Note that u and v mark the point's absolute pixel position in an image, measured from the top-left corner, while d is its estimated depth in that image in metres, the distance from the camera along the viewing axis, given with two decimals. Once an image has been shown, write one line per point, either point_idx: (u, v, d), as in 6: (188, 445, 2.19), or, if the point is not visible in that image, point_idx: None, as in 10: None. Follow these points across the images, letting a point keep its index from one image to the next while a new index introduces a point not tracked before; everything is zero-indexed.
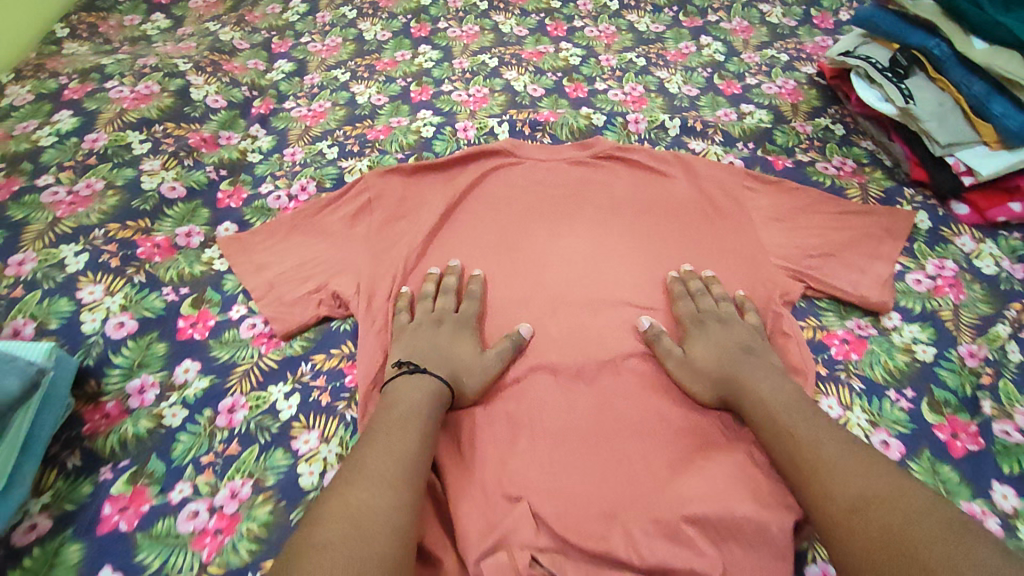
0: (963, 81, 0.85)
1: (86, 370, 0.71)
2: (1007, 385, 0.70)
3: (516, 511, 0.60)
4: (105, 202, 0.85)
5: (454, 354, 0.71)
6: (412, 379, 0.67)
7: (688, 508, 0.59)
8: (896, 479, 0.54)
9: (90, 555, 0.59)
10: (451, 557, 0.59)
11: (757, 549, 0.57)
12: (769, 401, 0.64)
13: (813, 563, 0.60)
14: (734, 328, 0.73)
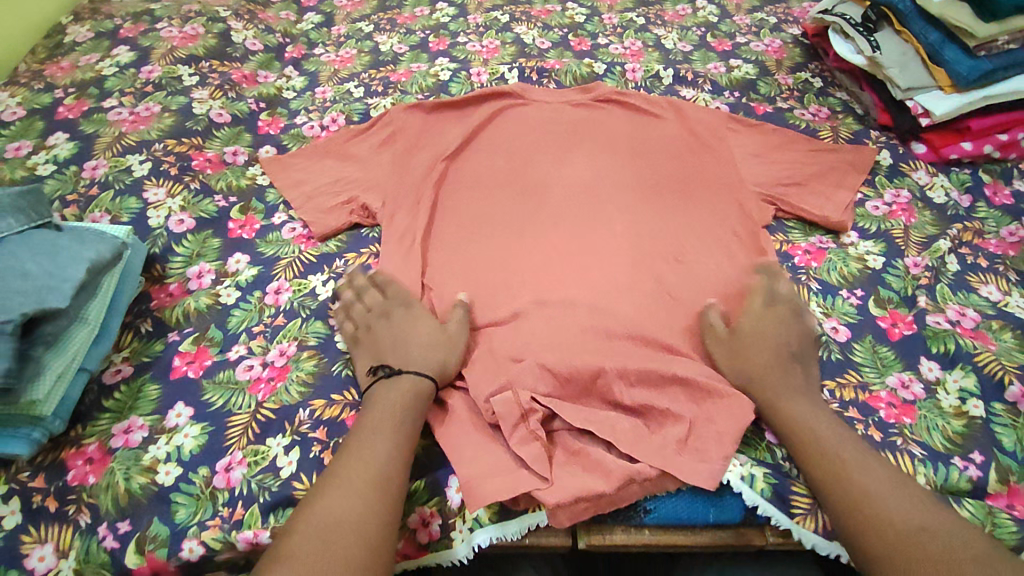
0: (922, 32, 0.96)
1: (153, 257, 0.83)
2: (943, 288, 0.82)
3: (520, 368, 0.71)
4: (162, 122, 0.96)
5: (428, 350, 0.72)
6: (392, 382, 0.68)
7: (666, 367, 0.70)
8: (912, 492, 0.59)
9: (165, 393, 0.71)
10: (464, 405, 0.71)
11: (726, 399, 0.67)
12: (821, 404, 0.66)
13: None
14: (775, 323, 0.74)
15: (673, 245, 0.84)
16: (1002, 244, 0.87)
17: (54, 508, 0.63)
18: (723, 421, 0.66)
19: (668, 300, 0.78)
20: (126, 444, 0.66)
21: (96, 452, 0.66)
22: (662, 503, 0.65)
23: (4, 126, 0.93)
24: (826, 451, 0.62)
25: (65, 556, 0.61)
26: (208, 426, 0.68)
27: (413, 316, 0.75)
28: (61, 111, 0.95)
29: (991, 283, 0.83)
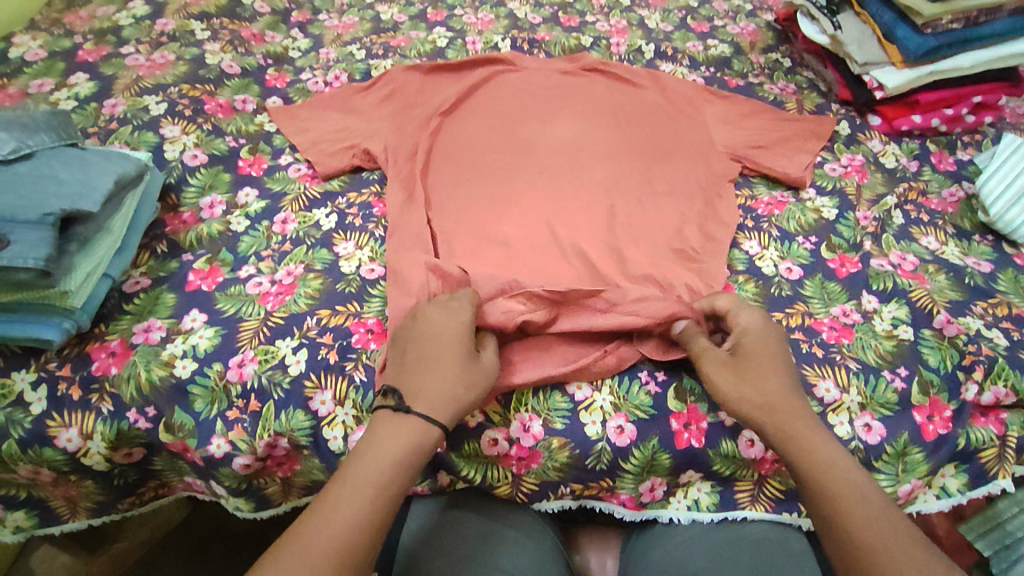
0: (877, 12, 1.06)
1: (168, 187, 0.89)
2: (888, 236, 0.91)
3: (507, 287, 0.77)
4: (177, 69, 1.03)
5: (448, 379, 0.63)
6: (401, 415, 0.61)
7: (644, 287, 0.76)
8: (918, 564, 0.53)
9: (181, 301, 0.77)
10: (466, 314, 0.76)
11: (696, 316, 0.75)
12: (823, 458, 0.60)
13: None
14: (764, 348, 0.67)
15: (649, 191, 0.91)
16: (943, 203, 0.97)
17: (78, 396, 0.68)
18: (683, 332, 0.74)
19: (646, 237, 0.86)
20: (146, 341, 0.72)
21: (118, 346, 0.72)
22: (636, 421, 0.71)
23: (27, 66, 1.00)
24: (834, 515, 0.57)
25: (91, 436, 0.68)
26: (221, 329, 0.74)
27: (435, 346, 0.65)
28: (81, 54, 1.03)
29: (931, 234, 0.92)
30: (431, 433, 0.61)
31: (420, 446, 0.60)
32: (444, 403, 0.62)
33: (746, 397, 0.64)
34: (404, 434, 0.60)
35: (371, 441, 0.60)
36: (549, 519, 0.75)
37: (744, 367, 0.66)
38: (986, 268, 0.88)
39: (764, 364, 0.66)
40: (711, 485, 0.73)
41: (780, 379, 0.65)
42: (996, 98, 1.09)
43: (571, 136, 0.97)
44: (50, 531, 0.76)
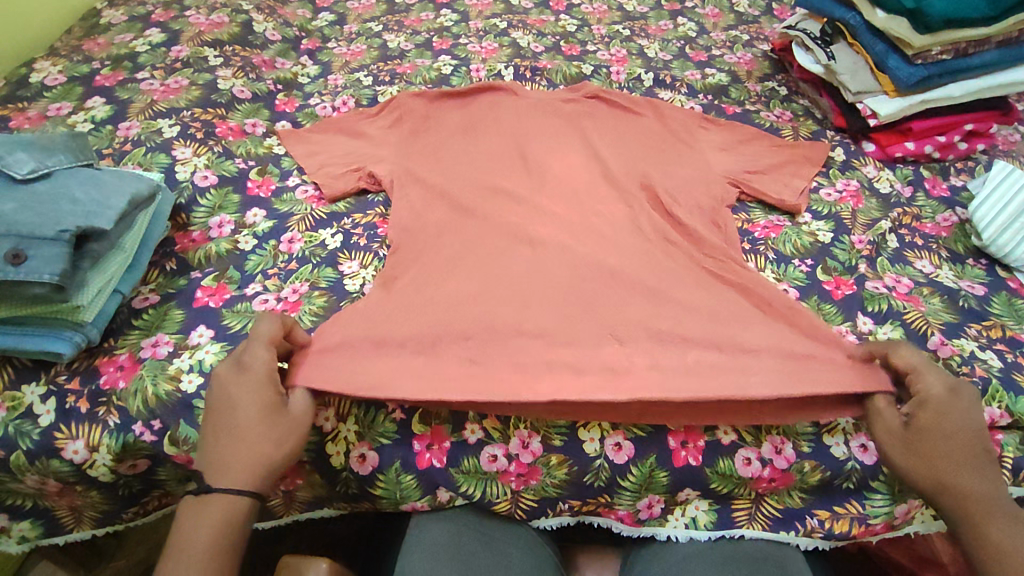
0: (869, 43, 1.09)
1: (179, 206, 0.91)
2: (882, 260, 0.93)
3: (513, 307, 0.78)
4: (190, 93, 1.06)
5: (251, 448, 0.62)
6: (205, 502, 0.61)
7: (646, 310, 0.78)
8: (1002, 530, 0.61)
9: (188, 318, 0.78)
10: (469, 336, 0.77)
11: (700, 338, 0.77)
12: (946, 480, 0.62)
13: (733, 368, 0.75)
14: (946, 415, 0.63)
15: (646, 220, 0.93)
16: (937, 227, 0.99)
17: (86, 408, 0.69)
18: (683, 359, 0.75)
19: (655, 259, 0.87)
20: (154, 355, 0.74)
21: (127, 360, 0.73)
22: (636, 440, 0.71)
23: (47, 90, 1.03)
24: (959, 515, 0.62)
25: (97, 448, 0.69)
26: (227, 345, 0.75)
27: (232, 415, 0.63)
28: (98, 79, 1.06)
29: (925, 258, 0.94)
30: (240, 502, 0.61)
31: (231, 522, 0.61)
32: (247, 472, 0.62)
33: (936, 480, 0.62)
34: (212, 516, 0.61)
35: (182, 539, 0.61)
36: (546, 536, 0.76)
37: (949, 441, 0.62)
38: (980, 291, 0.89)
39: (939, 415, 0.63)
40: (709, 504, 0.73)
41: (974, 454, 0.62)
42: (988, 126, 1.11)
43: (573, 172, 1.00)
44: (54, 541, 0.77)
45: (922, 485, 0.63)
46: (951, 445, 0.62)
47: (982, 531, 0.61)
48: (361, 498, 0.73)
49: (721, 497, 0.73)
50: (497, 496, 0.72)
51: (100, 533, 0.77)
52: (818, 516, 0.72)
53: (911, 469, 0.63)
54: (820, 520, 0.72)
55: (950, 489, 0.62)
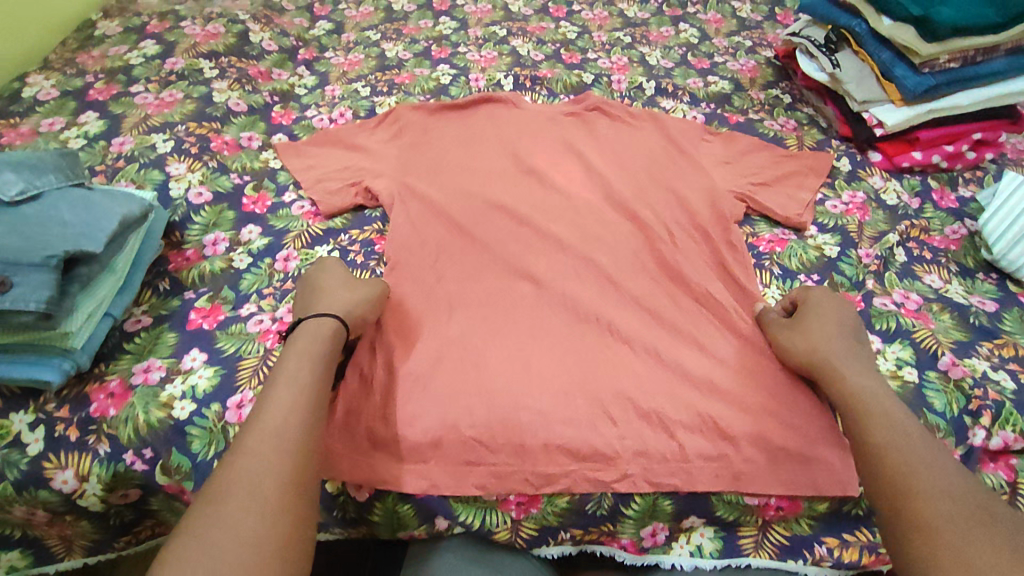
0: (875, 51, 1.06)
1: (173, 224, 0.90)
2: (890, 275, 0.90)
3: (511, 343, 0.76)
4: (184, 107, 1.05)
5: (339, 291, 0.76)
6: (301, 331, 0.70)
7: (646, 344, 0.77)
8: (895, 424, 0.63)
9: (181, 341, 0.77)
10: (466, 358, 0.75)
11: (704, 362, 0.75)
12: (833, 359, 0.70)
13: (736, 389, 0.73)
14: (824, 314, 0.75)
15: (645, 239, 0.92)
16: (945, 240, 0.96)
17: (75, 437, 0.68)
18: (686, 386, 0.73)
19: (657, 279, 0.86)
20: (146, 381, 0.72)
21: (117, 387, 0.71)
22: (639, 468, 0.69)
23: (40, 105, 1.01)
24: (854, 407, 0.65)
25: (87, 478, 0.67)
26: (221, 369, 0.74)
27: (332, 280, 0.79)
28: (92, 93, 1.04)
29: (934, 272, 0.92)
30: (322, 385, 0.66)
31: (314, 416, 0.63)
32: (337, 304, 0.74)
33: (821, 361, 0.70)
34: (306, 352, 0.68)
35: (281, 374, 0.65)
36: (548, 562, 0.74)
37: (822, 326, 0.73)
38: (991, 307, 0.87)
39: (817, 313, 0.75)
40: (715, 531, 0.71)
41: (849, 343, 0.72)
42: (997, 134, 1.09)
43: (574, 188, 0.99)
44: (45, 569, 0.76)
45: (807, 364, 0.71)
46: (823, 329, 0.73)
47: (858, 394, 0.66)
48: (358, 524, 0.72)
49: (727, 523, 0.71)
50: (496, 525, 0.70)
51: (92, 561, 0.75)
52: (826, 544, 0.70)
53: (803, 353, 0.72)
54: (829, 548, 0.70)
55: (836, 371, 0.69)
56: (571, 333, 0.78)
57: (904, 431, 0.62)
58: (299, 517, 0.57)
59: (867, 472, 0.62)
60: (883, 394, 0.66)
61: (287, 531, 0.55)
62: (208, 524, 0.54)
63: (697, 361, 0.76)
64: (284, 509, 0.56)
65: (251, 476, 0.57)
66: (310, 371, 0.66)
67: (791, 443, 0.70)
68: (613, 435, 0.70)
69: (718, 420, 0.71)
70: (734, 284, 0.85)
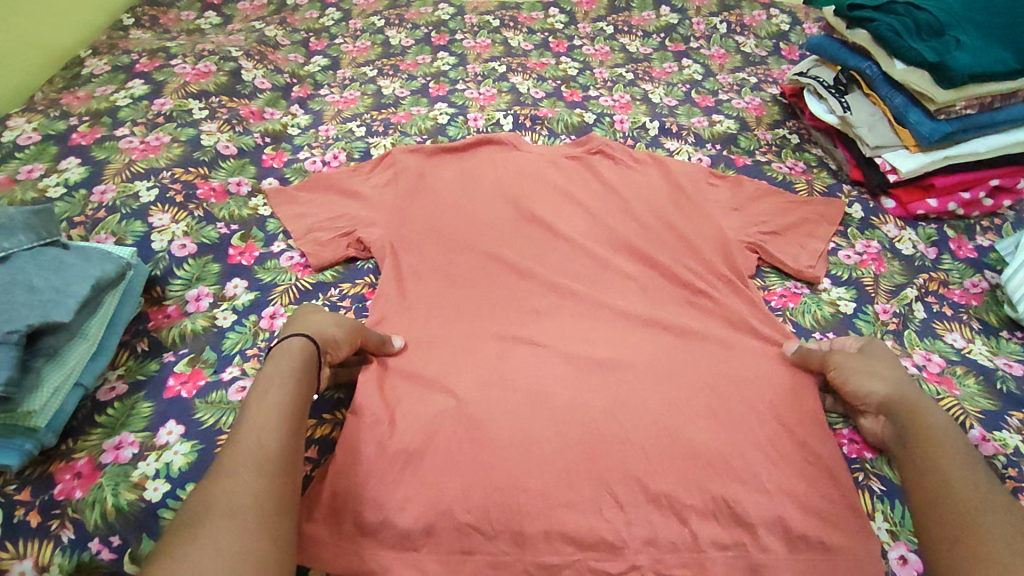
0: (889, 95, 1.03)
1: (154, 279, 0.85)
2: (910, 333, 0.86)
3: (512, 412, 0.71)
4: (171, 151, 1.01)
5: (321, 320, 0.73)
6: (279, 349, 0.68)
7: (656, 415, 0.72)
8: (968, 467, 0.61)
9: (157, 411, 0.72)
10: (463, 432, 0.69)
11: (716, 436, 0.70)
12: (905, 399, 0.69)
13: (755, 468, 0.68)
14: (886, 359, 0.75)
15: (651, 296, 0.87)
16: (966, 295, 0.92)
17: (36, 523, 0.62)
18: (698, 464, 0.68)
19: (665, 341, 0.81)
20: (117, 459, 0.67)
21: (85, 467, 0.66)
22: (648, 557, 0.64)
23: (19, 150, 0.97)
24: (929, 443, 0.64)
25: (48, 569, 0.61)
26: (198, 444, 0.69)
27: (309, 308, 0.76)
28: (75, 137, 1.00)
29: (955, 330, 0.87)
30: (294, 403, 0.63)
31: (288, 435, 0.60)
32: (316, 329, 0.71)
33: (893, 395, 0.70)
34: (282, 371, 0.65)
35: (258, 394, 0.63)
36: None
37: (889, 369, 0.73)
38: (1019, 370, 0.82)
39: (881, 356, 0.75)
40: None
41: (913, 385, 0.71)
42: (1016, 180, 1.05)
43: (577, 238, 0.94)
44: None
45: (881, 399, 0.70)
46: (890, 371, 0.73)
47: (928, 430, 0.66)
48: None
49: None
50: None
51: None
52: None
53: (880, 390, 0.70)
54: None
55: (911, 409, 0.68)
56: (576, 402, 0.73)
57: (971, 467, 0.61)
58: (269, 534, 0.53)
59: (926, 496, 0.61)
60: (958, 435, 0.65)
61: (258, 549, 0.51)
62: (184, 542, 0.50)
63: (710, 435, 0.71)
64: (256, 524, 0.53)
65: (226, 494, 0.54)
66: (280, 394, 0.63)
67: (812, 529, 0.65)
68: (620, 521, 0.65)
69: (733, 504, 0.66)
70: (746, 347, 0.80)
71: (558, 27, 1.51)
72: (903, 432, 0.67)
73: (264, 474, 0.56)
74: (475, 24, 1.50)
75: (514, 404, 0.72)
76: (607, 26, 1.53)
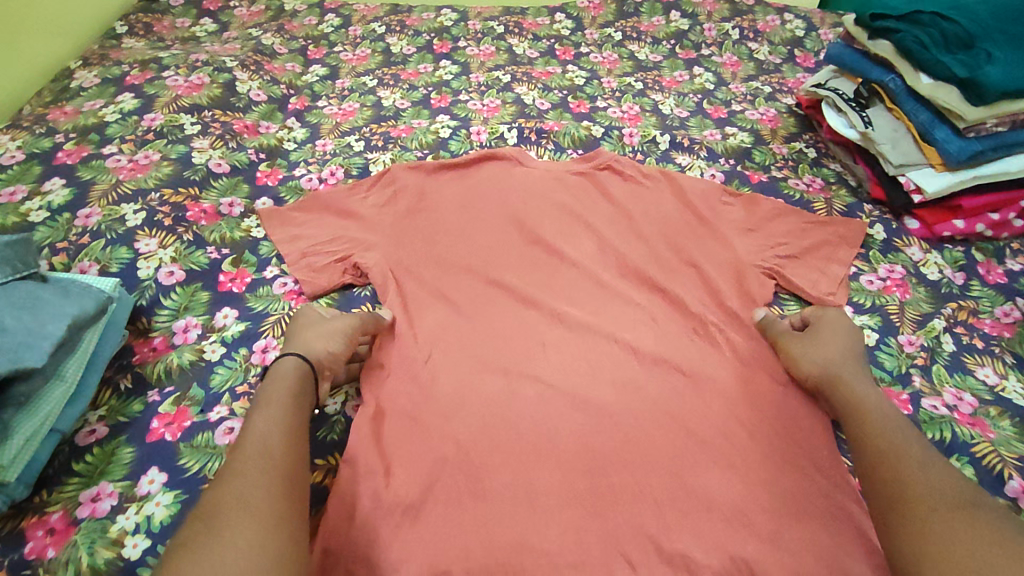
0: (913, 111, 0.98)
1: (139, 309, 0.81)
2: (938, 368, 0.81)
3: (516, 461, 0.67)
4: (160, 170, 0.96)
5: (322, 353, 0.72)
6: (279, 367, 0.69)
7: (668, 464, 0.67)
8: (904, 434, 0.62)
9: (139, 457, 0.68)
10: (463, 484, 0.65)
11: (733, 486, 0.66)
12: (842, 376, 0.70)
13: (774, 525, 0.64)
14: (834, 335, 0.76)
15: (663, 327, 0.83)
16: (997, 325, 0.87)
17: None
18: (714, 518, 0.64)
19: (678, 377, 0.76)
20: (94, 513, 0.63)
21: (59, 521, 0.62)
22: None
23: (2, 170, 0.93)
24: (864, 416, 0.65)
25: None
26: (182, 494, 0.65)
27: (305, 317, 0.77)
28: (60, 156, 0.96)
29: (987, 365, 0.82)
30: (295, 415, 0.64)
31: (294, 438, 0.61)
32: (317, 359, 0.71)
33: (829, 372, 0.71)
34: (281, 380, 0.67)
35: (262, 399, 0.65)
36: None
37: (834, 344, 0.75)
38: None
39: (828, 333, 0.76)
40: None
41: (856, 363, 0.73)
42: None
43: (584, 264, 0.89)
44: None
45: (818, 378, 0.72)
46: (834, 346, 0.74)
47: (862, 407, 0.66)
48: None
49: None
50: None
51: None
52: None
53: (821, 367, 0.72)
54: None
55: (846, 386, 0.69)
56: (584, 448, 0.69)
57: (903, 432, 0.62)
58: (288, 526, 0.53)
59: (870, 462, 0.61)
60: (890, 404, 0.66)
61: (280, 537, 0.52)
62: (199, 533, 0.50)
63: (727, 486, 0.66)
64: (283, 519, 0.53)
65: (239, 491, 0.54)
66: (282, 400, 0.65)
67: None
68: None
69: (752, 564, 0.61)
70: (764, 385, 0.76)
71: (565, 33, 1.46)
72: (843, 410, 0.68)
73: (272, 468, 0.57)
74: (479, 31, 1.45)
75: (518, 452, 0.68)
76: (615, 32, 1.47)
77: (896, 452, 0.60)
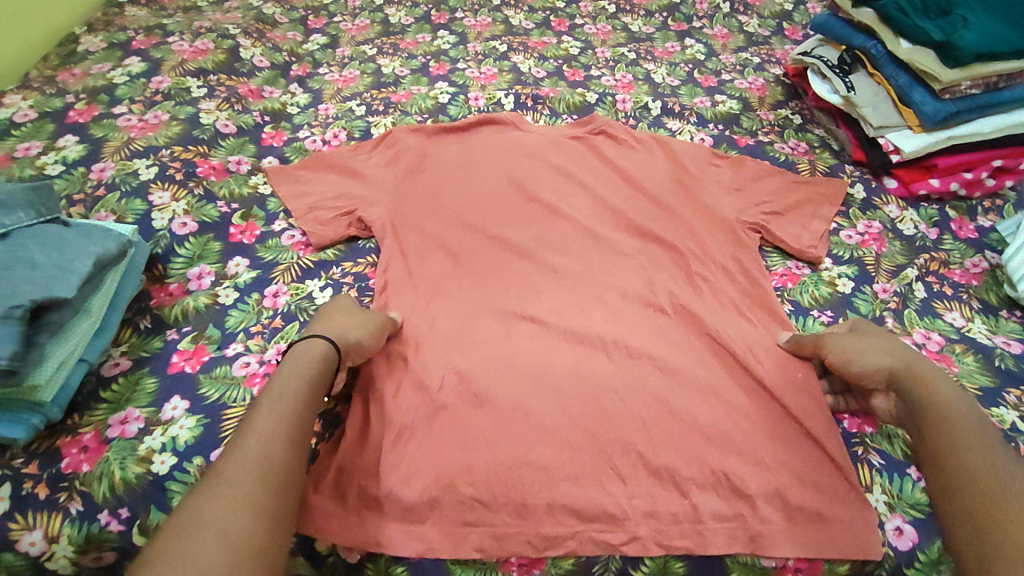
0: (893, 75, 1.03)
1: (155, 257, 0.85)
2: (910, 312, 0.86)
3: (515, 390, 0.72)
4: (169, 129, 1.00)
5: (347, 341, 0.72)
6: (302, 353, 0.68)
7: (657, 392, 0.72)
8: (967, 425, 0.62)
9: (162, 387, 0.72)
10: (466, 409, 0.70)
11: (716, 412, 0.71)
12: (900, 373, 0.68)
13: (754, 444, 0.69)
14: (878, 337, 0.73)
15: (653, 274, 0.87)
16: (966, 274, 0.92)
17: (44, 495, 0.63)
18: (698, 439, 0.69)
19: (667, 318, 0.81)
20: (123, 434, 0.67)
21: (92, 441, 0.66)
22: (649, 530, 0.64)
23: (15, 127, 0.96)
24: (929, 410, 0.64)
25: (57, 539, 0.62)
26: (203, 418, 0.69)
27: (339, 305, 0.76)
28: (72, 115, 0.99)
29: (955, 310, 0.87)
30: (296, 420, 0.62)
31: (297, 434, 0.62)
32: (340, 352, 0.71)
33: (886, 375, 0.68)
34: (295, 373, 0.66)
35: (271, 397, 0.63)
36: None
37: (883, 340, 0.72)
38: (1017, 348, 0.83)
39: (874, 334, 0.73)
40: None
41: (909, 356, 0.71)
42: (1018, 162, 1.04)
43: (579, 217, 0.94)
44: None
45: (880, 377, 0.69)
46: (881, 339, 0.72)
47: (928, 402, 0.65)
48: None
49: None
50: None
51: None
52: None
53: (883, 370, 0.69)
54: None
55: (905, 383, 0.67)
56: (578, 378, 0.73)
57: (971, 426, 0.62)
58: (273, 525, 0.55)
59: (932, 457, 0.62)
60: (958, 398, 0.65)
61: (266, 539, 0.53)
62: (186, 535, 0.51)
63: (710, 411, 0.71)
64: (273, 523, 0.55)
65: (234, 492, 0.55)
66: (291, 397, 0.63)
67: (810, 501, 0.65)
68: (621, 494, 0.66)
69: (732, 477, 0.66)
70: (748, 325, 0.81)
71: (560, 5, 1.50)
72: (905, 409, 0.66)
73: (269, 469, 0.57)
74: (476, 2, 1.48)
75: (517, 381, 0.73)
76: (609, 4, 1.51)
77: (959, 449, 0.61)
